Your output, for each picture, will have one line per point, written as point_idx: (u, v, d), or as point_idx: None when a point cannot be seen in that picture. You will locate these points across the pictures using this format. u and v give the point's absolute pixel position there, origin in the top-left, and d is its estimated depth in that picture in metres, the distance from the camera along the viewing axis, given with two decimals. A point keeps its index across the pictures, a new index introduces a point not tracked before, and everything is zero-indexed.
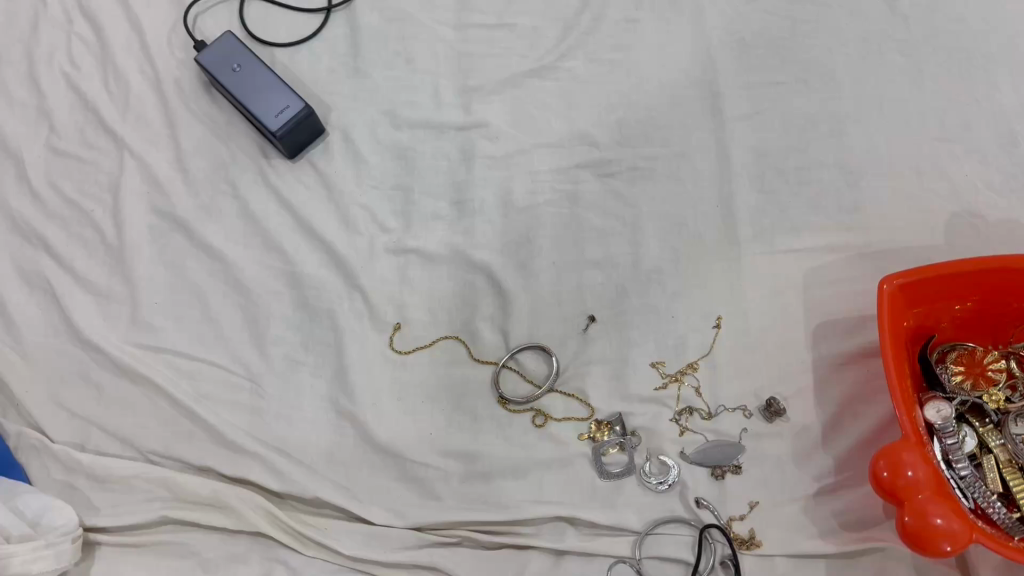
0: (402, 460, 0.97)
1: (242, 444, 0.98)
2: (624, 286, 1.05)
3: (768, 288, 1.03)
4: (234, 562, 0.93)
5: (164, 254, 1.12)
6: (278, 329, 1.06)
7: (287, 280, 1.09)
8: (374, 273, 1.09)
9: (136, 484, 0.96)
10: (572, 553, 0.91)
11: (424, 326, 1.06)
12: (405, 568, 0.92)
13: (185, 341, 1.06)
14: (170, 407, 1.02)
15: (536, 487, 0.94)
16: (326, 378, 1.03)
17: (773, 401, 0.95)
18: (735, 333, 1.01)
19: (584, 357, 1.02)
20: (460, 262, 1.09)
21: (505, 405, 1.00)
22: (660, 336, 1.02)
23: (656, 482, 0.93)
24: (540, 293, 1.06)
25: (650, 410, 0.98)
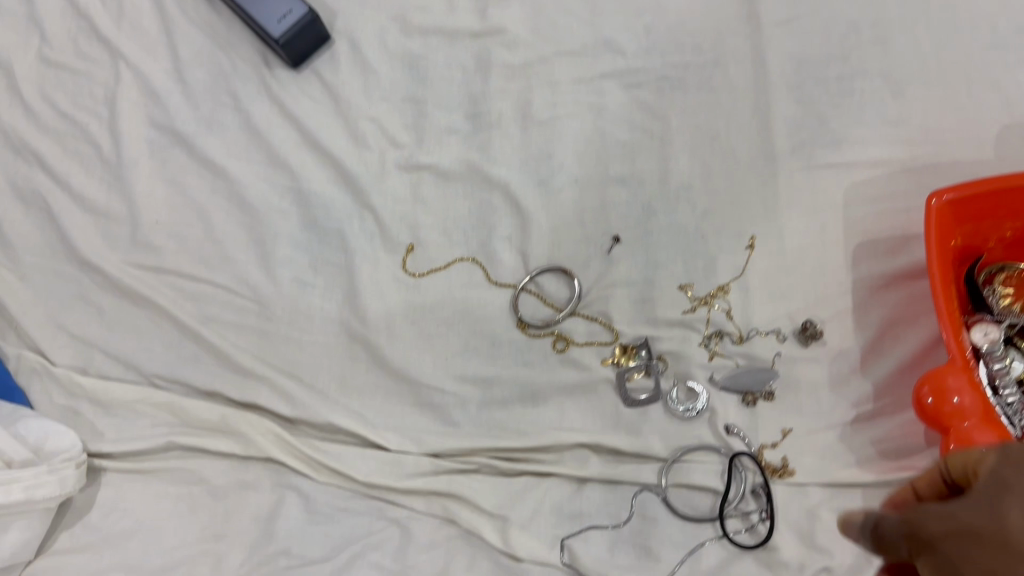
0: (417, 385, 0.93)
1: (251, 368, 0.95)
2: (651, 204, 0.99)
3: (805, 208, 0.97)
4: (246, 489, 0.90)
5: (165, 171, 1.06)
6: (285, 249, 1.01)
7: (294, 198, 1.03)
8: (385, 191, 1.03)
9: (141, 410, 0.94)
10: (594, 481, 0.87)
11: (439, 247, 1.00)
12: (422, 495, 0.88)
13: (188, 261, 1.02)
14: (176, 330, 0.99)
15: (557, 414, 0.90)
16: (336, 301, 0.99)
17: (808, 324, 0.90)
18: (769, 254, 0.95)
19: (608, 278, 0.96)
20: (475, 179, 1.03)
21: (524, 329, 0.95)
22: (688, 257, 0.96)
23: (683, 409, 0.88)
24: (561, 212, 1.00)
25: (677, 335, 0.92)
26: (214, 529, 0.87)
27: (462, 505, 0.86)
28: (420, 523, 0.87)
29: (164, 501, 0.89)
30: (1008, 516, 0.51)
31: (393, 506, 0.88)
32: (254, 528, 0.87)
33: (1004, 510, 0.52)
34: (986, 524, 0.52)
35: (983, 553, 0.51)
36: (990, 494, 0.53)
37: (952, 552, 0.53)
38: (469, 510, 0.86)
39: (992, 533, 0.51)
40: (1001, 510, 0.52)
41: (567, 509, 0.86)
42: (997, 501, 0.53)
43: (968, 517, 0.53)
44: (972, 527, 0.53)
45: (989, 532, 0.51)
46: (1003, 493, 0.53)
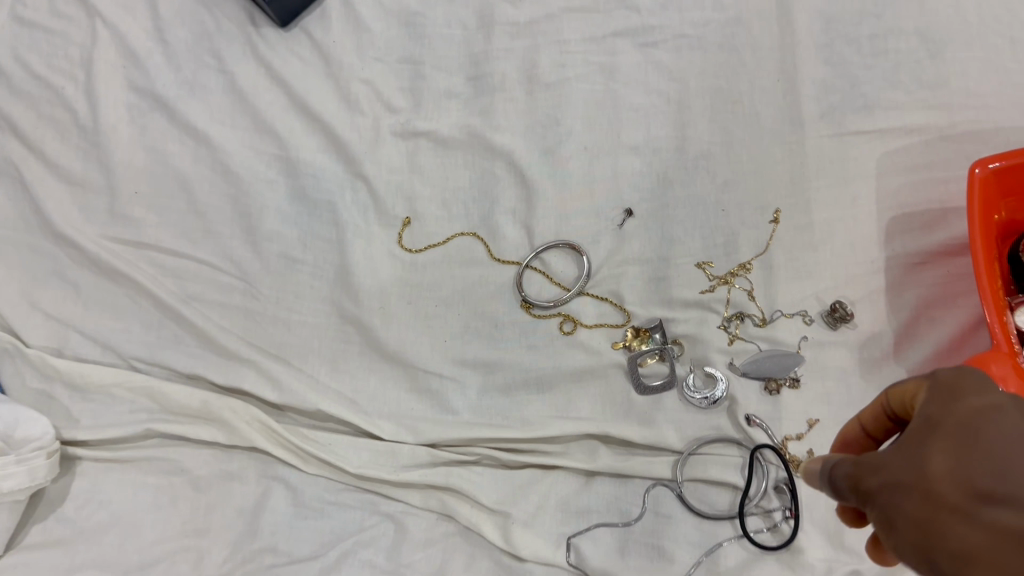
0: (412, 369, 0.87)
1: (236, 350, 0.88)
2: (666, 174, 0.91)
3: (835, 178, 0.89)
4: (231, 480, 0.84)
5: (144, 137, 0.99)
6: (272, 223, 0.94)
7: (282, 167, 0.96)
8: (380, 159, 0.95)
9: (118, 395, 0.88)
10: (604, 475, 0.80)
11: (438, 221, 0.94)
12: (418, 488, 0.81)
13: (169, 236, 0.95)
14: (156, 309, 0.92)
15: (563, 402, 0.84)
16: (327, 279, 0.92)
17: (837, 305, 0.82)
18: (794, 228, 0.87)
19: (620, 255, 0.89)
20: (476, 147, 0.95)
21: (528, 310, 0.89)
22: (706, 232, 0.89)
23: (700, 397, 0.81)
24: (569, 183, 0.92)
25: (694, 316, 0.86)
26: (196, 522, 0.81)
27: (461, 500, 0.80)
28: (415, 519, 0.81)
29: (142, 494, 0.84)
30: (935, 464, 0.47)
31: (387, 501, 0.82)
32: (238, 522, 0.81)
33: (930, 457, 0.48)
34: (913, 475, 0.48)
35: (915, 506, 0.47)
36: (917, 440, 0.50)
37: (888, 506, 0.49)
38: (469, 506, 0.79)
39: (922, 486, 0.47)
40: (926, 458, 0.48)
41: (574, 505, 0.79)
42: (923, 449, 0.49)
43: (896, 467, 0.49)
44: (902, 479, 0.49)
45: (918, 484, 0.48)
46: (931, 438, 0.49)
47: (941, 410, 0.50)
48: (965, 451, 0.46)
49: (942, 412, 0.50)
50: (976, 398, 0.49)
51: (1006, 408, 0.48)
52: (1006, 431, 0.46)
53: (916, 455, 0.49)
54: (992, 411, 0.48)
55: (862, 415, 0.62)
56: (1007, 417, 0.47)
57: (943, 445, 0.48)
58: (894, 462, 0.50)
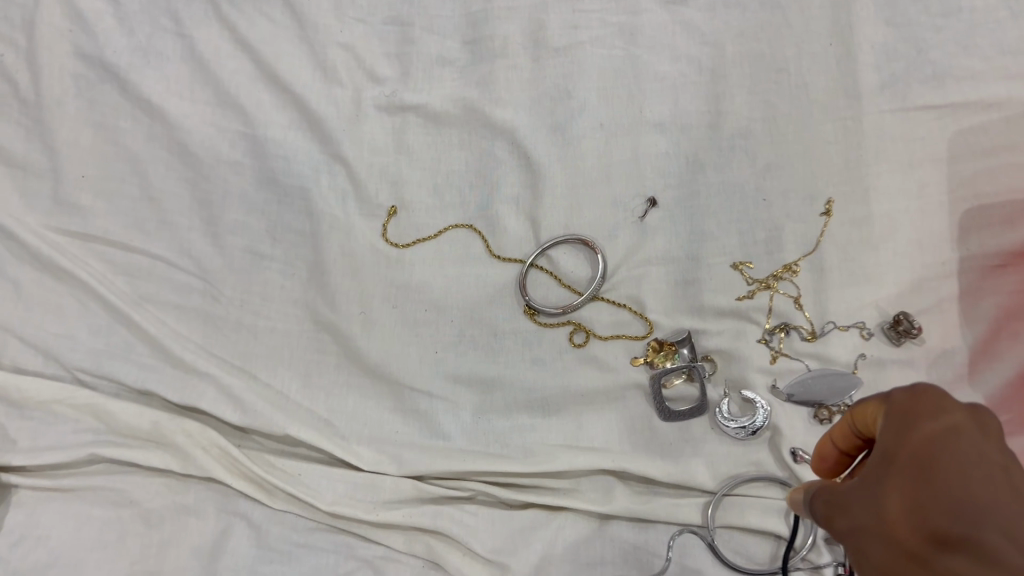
0: (397, 386, 0.75)
1: (194, 362, 0.76)
2: (697, 156, 0.77)
3: (899, 162, 0.75)
4: (186, 514, 0.72)
5: (92, 112, 0.85)
6: (238, 213, 0.81)
7: (248, 147, 0.83)
8: (361, 138, 0.82)
9: (59, 412, 0.76)
10: (620, 518, 0.68)
11: (428, 211, 0.81)
12: (401, 529, 0.70)
13: (121, 227, 0.83)
14: (104, 312, 0.80)
15: (573, 428, 0.71)
16: (300, 278, 0.80)
17: (902, 317, 0.69)
18: (849, 222, 0.74)
19: (641, 253, 0.76)
20: (474, 123, 0.81)
21: (534, 317, 0.76)
22: (745, 226, 0.75)
23: (736, 427, 0.68)
24: (581, 166, 0.79)
25: (728, 328, 0.72)
26: (145, 563, 0.69)
27: (451, 546, 0.68)
28: (397, 566, 0.69)
29: (86, 528, 0.71)
30: (893, 505, 0.42)
31: (365, 543, 0.70)
32: (194, 564, 0.69)
33: (888, 498, 0.42)
34: (874, 519, 0.42)
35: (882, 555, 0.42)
36: (872, 475, 0.43)
37: (860, 554, 0.43)
38: (459, 555, 0.68)
39: (885, 531, 0.42)
40: (885, 498, 0.42)
41: (585, 554, 0.67)
42: (881, 487, 0.43)
43: (860, 509, 0.44)
44: (866, 523, 0.43)
45: (881, 528, 0.42)
46: (886, 473, 0.43)
47: (892, 437, 0.43)
48: (920, 491, 0.40)
49: (895, 439, 0.43)
50: (930, 420, 0.42)
51: (965, 430, 0.41)
52: (961, 462, 0.39)
53: (873, 494, 0.43)
54: (948, 436, 0.41)
55: (832, 431, 0.50)
56: (966, 444, 0.40)
57: (898, 482, 0.42)
58: (859, 501, 0.44)
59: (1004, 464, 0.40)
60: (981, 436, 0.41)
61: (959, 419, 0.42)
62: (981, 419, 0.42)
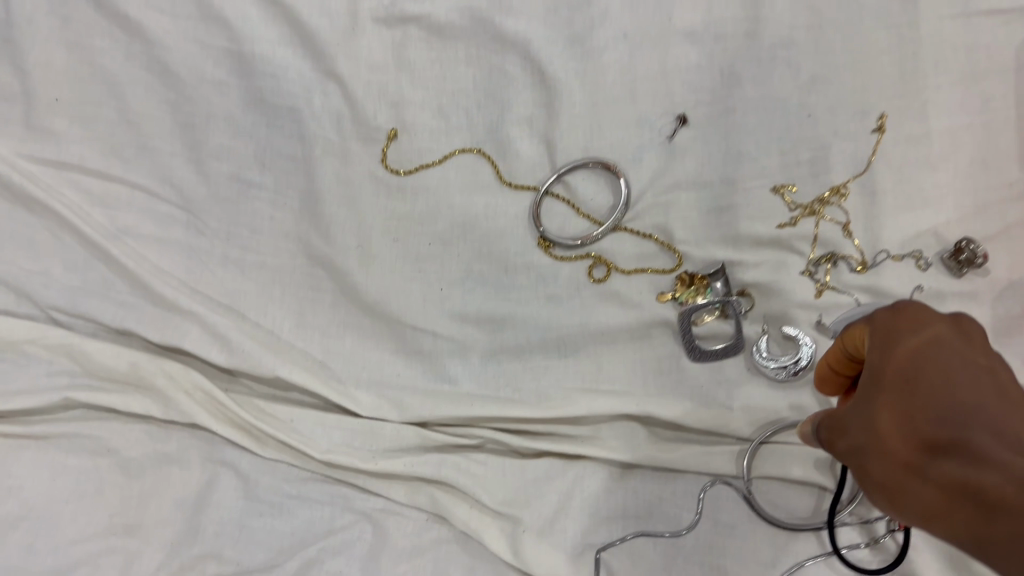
0: (399, 326, 0.68)
1: (176, 300, 0.69)
2: (736, 68, 0.68)
3: (965, 72, 0.66)
4: (169, 464, 0.66)
5: (65, 29, 0.75)
6: (223, 138, 0.74)
7: (233, 65, 0.74)
8: (358, 54, 0.74)
9: (32, 353, 0.69)
10: (644, 468, 0.62)
11: (433, 134, 0.73)
12: (404, 480, 0.63)
13: (96, 153, 0.75)
14: (81, 247, 0.73)
15: (593, 370, 0.65)
16: (292, 210, 0.72)
17: (965, 244, 0.62)
18: (905, 139, 0.66)
19: (668, 178, 0.68)
20: (482, 36, 0.72)
21: (550, 250, 0.68)
22: (787, 147, 0.67)
23: (775, 367, 0.61)
24: (603, 82, 0.70)
25: (769, 259, 0.65)
26: (126, 516, 0.63)
27: (457, 499, 0.61)
28: (397, 519, 0.63)
29: (60, 479, 0.65)
30: (883, 420, 0.42)
31: (362, 495, 0.64)
32: (177, 518, 0.63)
33: (879, 414, 0.42)
34: (869, 437, 0.42)
35: (879, 471, 0.41)
36: (861, 394, 0.44)
37: (861, 474, 0.43)
38: (467, 507, 0.61)
39: (880, 447, 0.41)
40: (875, 415, 0.42)
41: (606, 508, 0.60)
42: (872, 405, 0.43)
43: (855, 428, 0.43)
44: (863, 442, 0.43)
45: (876, 445, 0.42)
46: (875, 390, 0.43)
47: (879, 357, 0.44)
48: (909, 403, 0.40)
49: (881, 358, 0.43)
50: (911, 335, 0.43)
51: (947, 341, 0.42)
52: (945, 370, 0.40)
53: (865, 411, 0.43)
54: (930, 347, 0.42)
55: (827, 354, 0.50)
56: (949, 354, 0.41)
57: (888, 397, 0.42)
58: (855, 420, 0.44)
59: (990, 368, 0.40)
60: (963, 345, 0.41)
61: (941, 331, 0.43)
62: (962, 330, 0.43)
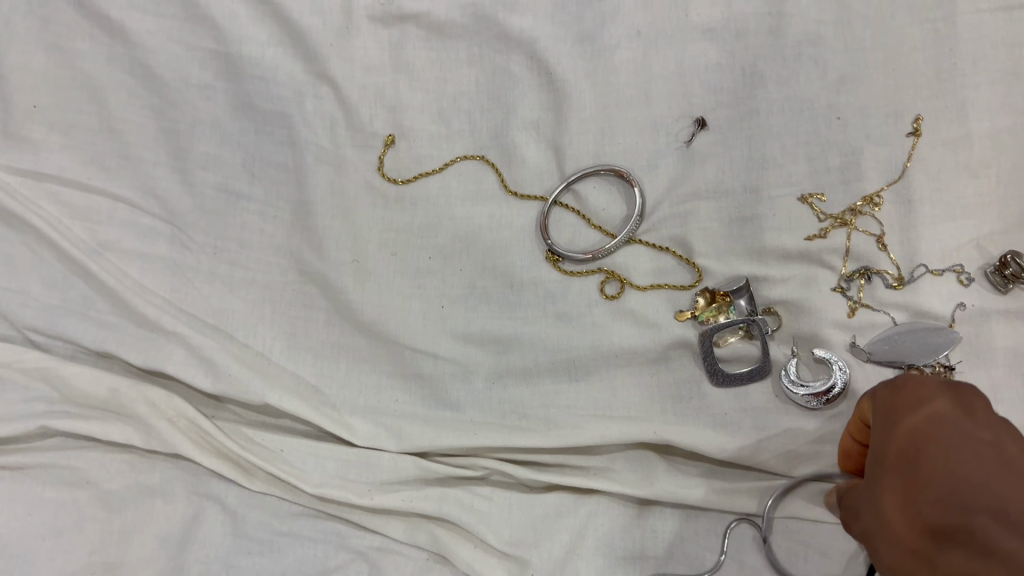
0: (396, 347, 0.64)
1: (158, 319, 0.65)
2: (756, 68, 0.63)
3: (1006, 69, 0.61)
4: (151, 496, 0.61)
5: (43, 30, 0.71)
6: (210, 145, 0.70)
7: (221, 68, 0.70)
8: (353, 55, 0.69)
9: (7, 378, 0.65)
10: (663, 502, 0.57)
11: (433, 140, 0.69)
12: (402, 516, 0.59)
13: (75, 162, 0.70)
14: (60, 262, 0.68)
15: (607, 395, 0.60)
16: (283, 221, 0.68)
17: (1010, 259, 0.56)
18: (943, 143, 0.60)
19: (686, 186, 0.63)
20: (485, 35, 0.68)
21: (558, 264, 0.64)
22: (814, 151, 0.62)
23: (806, 395, 0.55)
24: (614, 83, 0.66)
25: (796, 274, 0.60)
26: (105, 554, 0.59)
27: (460, 537, 0.57)
28: (396, 560, 0.58)
29: (35, 514, 0.61)
30: (888, 503, 0.41)
31: (357, 532, 0.59)
32: (160, 555, 0.59)
33: (884, 498, 0.41)
34: (876, 522, 0.41)
35: (886, 555, 0.40)
36: (871, 478, 0.43)
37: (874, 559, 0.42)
38: (471, 547, 0.56)
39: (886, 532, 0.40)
40: (881, 499, 0.41)
41: (621, 546, 0.56)
42: (878, 489, 0.42)
43: (866, 512, 0.42)
44: (871, 527, 0.42)
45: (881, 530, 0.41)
46: (881, 474, 0.42)
47: (884, 437, 0.43)
48: (910, 485, 0.39)
49: (884, 440, 0.43)
50: (912, 411, 0.42)
51: (949, 417, 0.41)
52: (943, 450, 0.39)
53: (873, 495, 0.42)
54: (930, 423, 0.41)
55: (850, 428, 0.50)
56: (950, 432, 0.40)
57: (891, 483, 0.41)
58: (865, 503, 0.43)
59: (995, 443, 0.38)
60: (964, 419, 0.40)
61: (942, 406, 0.42)
62: (965, 403, 0.41)
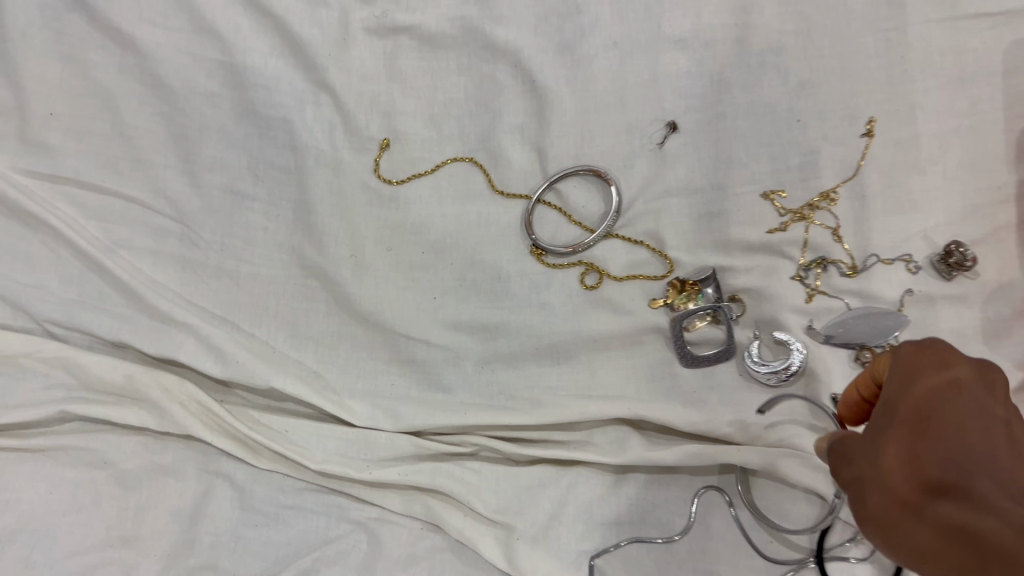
0: (392, 335, 0.69)
1: (170, 311, 0.70)
2: (723, 75, 0.69)
3: (951, 75, 0.66)
4: (164, 475, 0.66)
5: (58, 42, 0.76)
6: (217, 149, 0.74)
7: (226, 77, 0.75)
8: (350, 64, 0.74)
9: (28, 367, 0.69)
10: (638, 472, 0.62)
11: (425, 143, 0.74)
12: (398, 489, 0.64)
13: (91, 166, 0.75)
14: (77, 259, 0.73)
15: (587, 376, 0.65)
16: (285, 220, 0.73)
17: (954, 247, 0.62)
18: (893, 144, 0.66)
19: (659, 185, 0.69)
20: (472, 46, 0.73)
21: (541, 257, 0.69)
22: (776, 152, 0.67)
23: (767, 372, 0.61)
24: (592, 90, 0.71)
25: (759, 265, 0.65)
26: (123, 528, 0.64)
27: (453, 508, 0.62)
28: (393, 529, 0.63)
29: (57, 491, 0.66)
30: (888, 454, 0.40)
31: (358, 505, 0.64)
32: (174, 528, 0.64)
33: (884, 447, 0.40)
34: (872, 469, 0.40)
35: (874, 503, 0.40)
36: (872, 427, 0.42)
37: (855, 505, 0.41)
38: (461, 515, 0.61)
39: (880, 481, 0.40)
40: (880, 448, 0.41)
41: (599, 514, 0.60)
42: (878, 438, 0.41)
43: (858, 458, 0.42)
44: (865, 472, 0.41)
45: (876, 478, 0.40)
46: (887, 425, 0.41)
47: (897, 392, 0.42)
48: (919, 442, 0.39)
49: (896, 395, 0.42)
50: (935, 372, 0.41)
51: (968, 385, 0.40)
52: (958, 415, 0.39)
53: (873, 443, 0.41)
54: (950, 388, 0.40)
55: (857, 378, 0.48)
56: (966, 399, 0.40)
57: (897, 435, 0.40)
58: (860, 448, 0.42)
59: (1003, 421, 0.39)
60: (982, 393, 0.40)
61: (965, 373, 0.41)
62: (985, 376, 0.41)
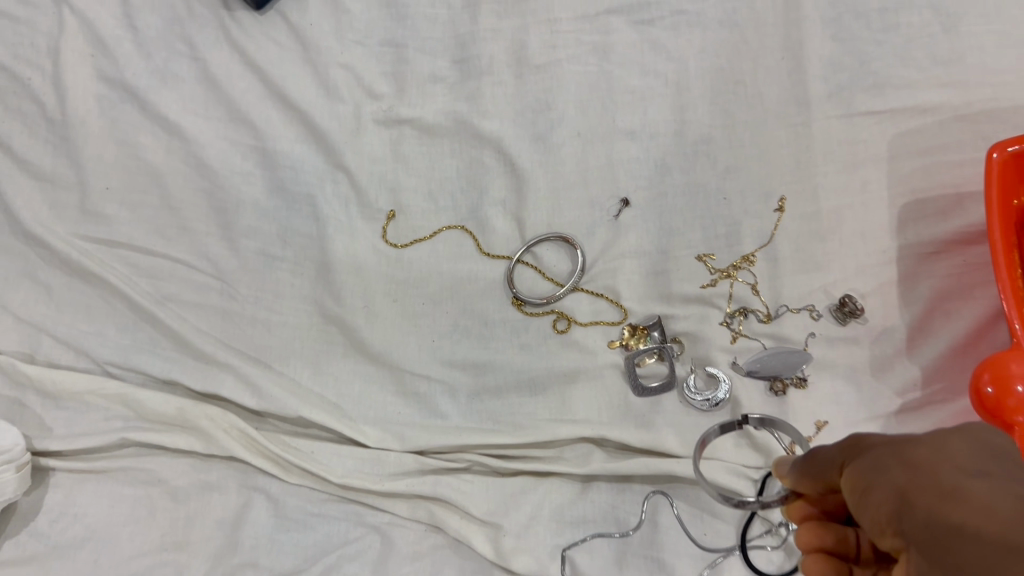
0: (399, 372, 0.83)
1: (213, 354, 0.84)
2: (666, 162, 0.86)
3: (845, 161, 0.83)
4: (208, 491, 0.80)
5: (116, 130, 0.92)
6: (250, 219, 0.89)
7: (259, 159, 0.91)
8: (362, 149, 0.91)
9: (93, 402, 0.83)
10: (602, 479, 0.77)
11: (425, 214, 0.90)
12: (405, 498, 0.78)
13: (143, 233, 0.90)
14: (132, 311, 0.87)
15: (558, 404, 0.79)
16: (308, 277, 0.88)
17: (847, 299, 0.78)
18: (800, 217, 0.82)
19: (615, 249, 0.85)
20: (464, 135, 0.90)
21: (521, 307, 0.84)
22: (708, 223, 0.84)
23: (701, 399, 0.77)
24: (561, 171, 0.87)
25: (695, 312, 0.82)
26: (174, 535, 0.77)
27: (451, 512, 0.76)
28: (402, 531, 0.77)
29: (118, 505, 0.79)
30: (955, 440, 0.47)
31: (373, 511, 0.78)
32: (218, 535, 0.77)
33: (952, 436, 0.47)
34: (928, 441, 0.47)
35: (918, 451, 0.46)
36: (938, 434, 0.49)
37: (886, 453, 0.47)
38: (458, 518, 0.76)
39: (933, 446, 0.46)
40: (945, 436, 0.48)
41: (569, 514, 0.75)
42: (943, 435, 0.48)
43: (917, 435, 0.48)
44: (917, 440, 0.47)
45: (930, 443, 0.47)
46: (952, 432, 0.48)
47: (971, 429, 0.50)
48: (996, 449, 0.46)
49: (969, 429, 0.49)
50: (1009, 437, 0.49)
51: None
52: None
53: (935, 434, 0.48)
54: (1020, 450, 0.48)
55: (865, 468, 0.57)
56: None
57: (966, 436, 0.47)
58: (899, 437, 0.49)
59: None
60: None
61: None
62: None
